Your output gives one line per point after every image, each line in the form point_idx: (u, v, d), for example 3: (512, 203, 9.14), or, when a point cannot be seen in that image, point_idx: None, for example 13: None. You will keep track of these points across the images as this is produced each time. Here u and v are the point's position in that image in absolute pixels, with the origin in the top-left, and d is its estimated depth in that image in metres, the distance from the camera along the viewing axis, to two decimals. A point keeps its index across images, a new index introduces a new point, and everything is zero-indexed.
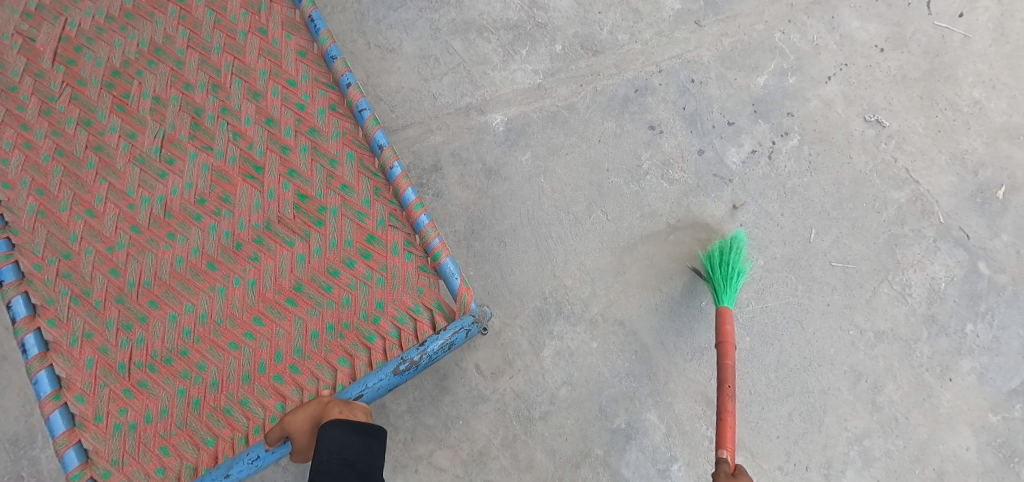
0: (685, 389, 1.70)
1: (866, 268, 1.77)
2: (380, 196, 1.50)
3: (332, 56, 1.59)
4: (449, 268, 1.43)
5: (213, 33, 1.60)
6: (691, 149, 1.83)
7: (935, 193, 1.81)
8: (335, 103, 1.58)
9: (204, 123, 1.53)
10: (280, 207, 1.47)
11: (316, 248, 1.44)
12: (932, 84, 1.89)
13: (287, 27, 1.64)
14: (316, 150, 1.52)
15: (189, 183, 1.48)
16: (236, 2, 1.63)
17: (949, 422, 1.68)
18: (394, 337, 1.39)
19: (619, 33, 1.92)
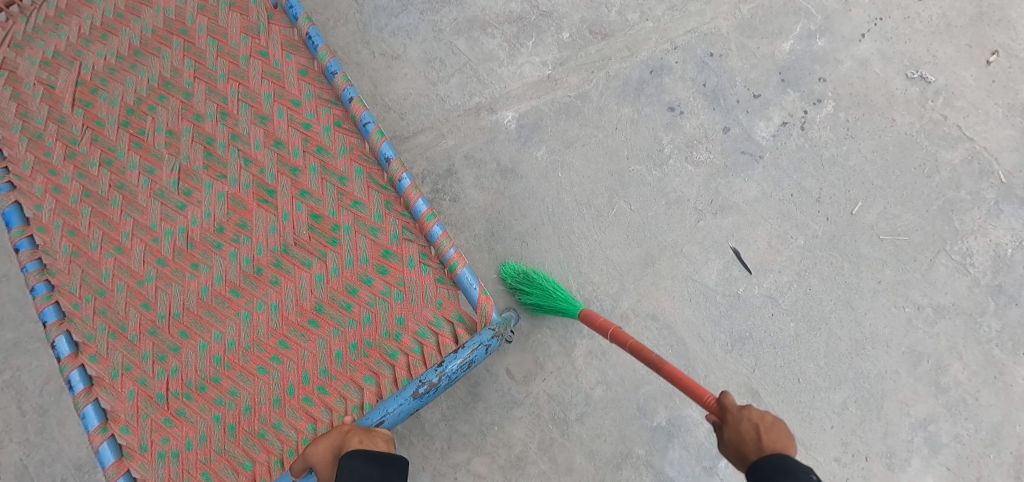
0: (727, 381, 1.61)
1: (919, 239, 1.63)
2: (393, 211, 1.49)
3: (332, 72, 1.58)
4: (466, 279, 1.40)
5: (217, 61, 1.61)
6: (716, 127, 1.73)
7: (993, 149, 1.65)
8: (341, 120, 1.58)
9: (216, 151, 1.54)
10: (295, 229, 1.47)
11: (334, 267, 1.44)
12: (981, 30, 1.71)
13: (287, 47, 1.64)
14: (325, 169, 1.51)
15: (208, 212, 1.50)
16: (236, 28, 1.64)
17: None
18: (417, 352, 1.38)
19: (629, 12, 1.83)
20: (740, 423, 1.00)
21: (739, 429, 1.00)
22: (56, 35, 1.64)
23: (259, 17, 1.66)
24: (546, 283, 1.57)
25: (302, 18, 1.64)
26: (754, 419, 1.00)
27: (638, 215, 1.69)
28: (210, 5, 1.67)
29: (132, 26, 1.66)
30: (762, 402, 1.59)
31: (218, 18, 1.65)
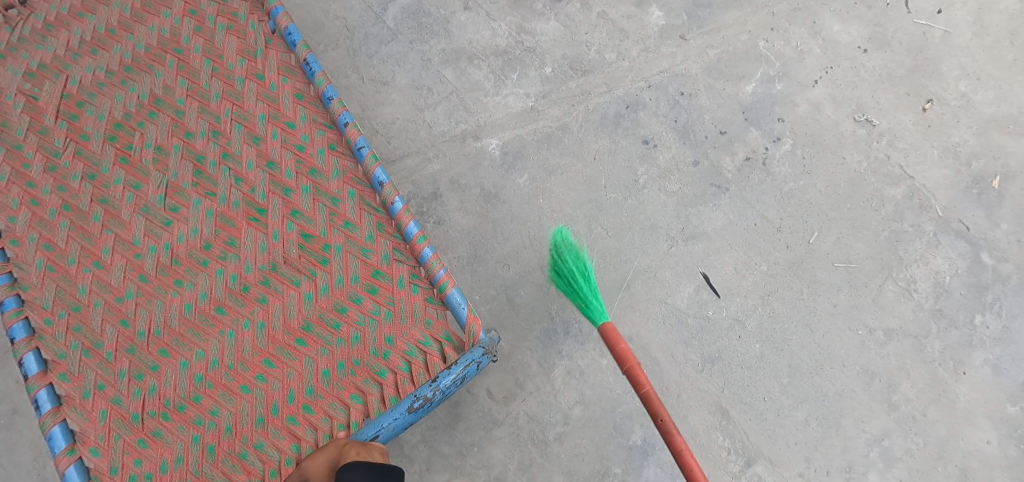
0: (699, 400, 1.69)
1: (869, 266, 1.77)
2: (384, 232, 1.51)
3: (328, 97, 1.61)
4: (456, 299, 1.43)
5: (212, 81, 1.63)
6: (686, 160, 1.85)
7: (931, 187, 1.83)
8: (334, 143, 1.60)
9: (206, 169, 1.54)
10: (285, 248, 1.47)
11: (323, 286, 1.44)
12: (918, 80, 1.91)
13: (282, 71, 1.66)
14: (317, 190, 1.53)
15: (194, 229, 1.49)
16: (233, 50, 1.67)
17: (968, 417, 1.67)
18: (405, 371, 1.38)
19: (607, 52, 1.95)
20: None
21: None
22: (45, 47, 1.65)
23: (256, 41, 1.69)
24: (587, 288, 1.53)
25: (300, 44, 1.67)
26: None
27: (615, 241, 1.78)
28: (206, 26, 1.69)
29: (124, 42, 1.66)
30: (732, 419, 1.67)
31: (215, 40, 1.68)
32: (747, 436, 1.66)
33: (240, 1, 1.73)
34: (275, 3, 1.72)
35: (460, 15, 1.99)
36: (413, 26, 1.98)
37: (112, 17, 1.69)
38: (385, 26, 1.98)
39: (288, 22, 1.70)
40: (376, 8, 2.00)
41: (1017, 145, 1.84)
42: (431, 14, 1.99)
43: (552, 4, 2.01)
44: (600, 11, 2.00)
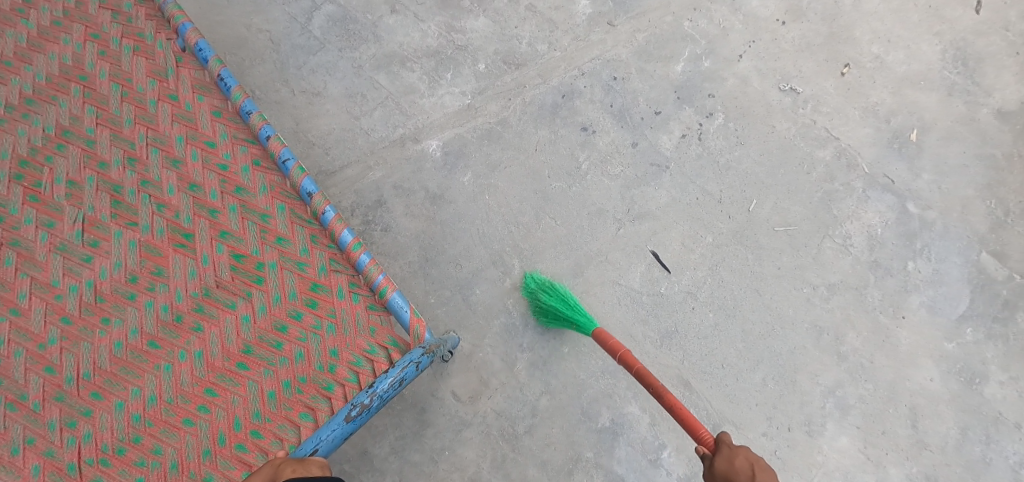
0: (661, 375, 1.73)
1: (807, 227, 1.85)
2: (319, 244, 1.48)
3: (247, 112, 1.56)
4: (398, 303, 1.42)
5: (122, 105, 1.56)
6: (625, 143, 1.89)
7: (856, 146, 1.92)
8: (258, 158, 1.55)
9: (125, 199, 1.47)
10: (217, 272, 1.42)
11: (260, 306, 1.40)
12: (835, 47, 2.00)
13: (197, 89, 1.61)
14: (245, 208, 1.48)
15: (118, 262, 1.41)
16: (142, 72, 1.60)
17: (911, 358, 1.78)
18: (353, 382, 1.37)
19: (538, 44, 1.96)
20: (735, 459, 1.20)
21: (733, 462, 1.20)
22: None
23: (166, 61, 1.63)
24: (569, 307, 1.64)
25: (212, 60, 1.61)
26: (748, 459, 1.19)
27: (564, 228, 1.80)
28: (111, 49, 1.62)
29: (23, 74, 1.57)
30: (694, 390, 1.72)
31: (122, 63, 1.61)
32: (710, 403, 1.72)
33: (145, 20, 1.67)
34: (182, 19, 1.66)
35: (388, 18, 1.97)
36: (341, 34, 1.95)
37: (7, 48, 1.60)
38: (312, 36, 1.95)
39: (198, 38, 1.63)
40: (302, 18, 1.96)
41: (930, 99, 1.95)
42: (358, 20, 1.97)
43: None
44: (528, 3, 2.00)
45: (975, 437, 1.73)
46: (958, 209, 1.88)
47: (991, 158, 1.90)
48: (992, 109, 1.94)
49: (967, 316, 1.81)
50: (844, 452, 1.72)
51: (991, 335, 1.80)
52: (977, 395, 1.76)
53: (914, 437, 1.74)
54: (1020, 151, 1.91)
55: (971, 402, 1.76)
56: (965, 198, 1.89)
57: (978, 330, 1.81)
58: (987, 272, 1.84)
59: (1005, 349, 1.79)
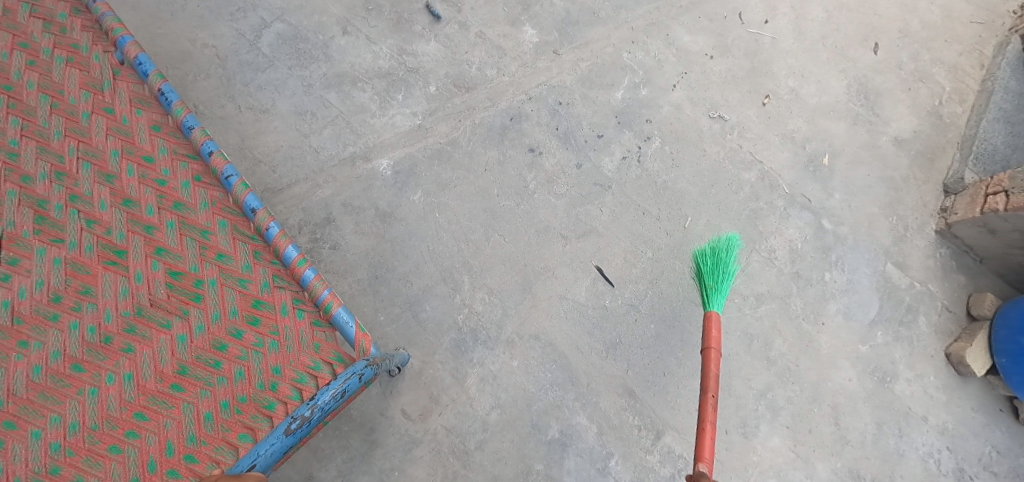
0: (607, 385, 1.80)
1: (736, 242, 1.99)
2: (262, 260, 1.36)
3: (190, 127, 1.43)
4: (343, 318, 1.32)
5: (52, 119, 1.37)
6: (570, 164, 1.97)
7: (777, 169, 2.09)
8: (200, 174, 1.42)
9: (47, 212, 1.29)
10: (151, 289, 1.28)
11: (198, 325, 1.27)
12: (757, 80, 2.18)
13: (135, 102, 1.46)
14: (184, 224, 1.35)
15: (40, 281, 1.24)
16: (75, 84, 1.43)
17: (832, 361, 1.94)
18: (297, 399, 1.24)
19: (487, 69, 2.02)
20: None
21: None
22: None
23: (102, 73, 1.47)
24: (718, 278, 1.71)
25: (154, 74, 1.47)
26: None
27: (514, 246, 1.86)
28: (42, 60, 1.43)
29: None
30: (638, 398, 1.80)
31: (52, 72, 1.43)
32: (653, 410, 1.80)
33: (81, 32, 1.52)
34: (122, 32, 1.51)
35: (340, 39, 1.98)
36: (289, 54, 1.95)
37: None
38: (260, 53, 1.94)
39: (139, 51, 1.49)
40: (250, 36, 1.95)
41: (839, 129, 2.16)
42: (306, 39, 1.97)
43: (431, 26, 2.04)
44: (477, 31, 2.05)
45: (889, 432, 1.92)
46: (866, 226, 2.08)
47: (891, 181, 2.13)
48: (890, 138, 2.18)
49: (878, 321, 2.00)
50: (777, 451, 1.85)
51: (898, 337, 2.00)
52: (889, 393, 1.95)
53: (838, 434, 1.89)
54: (914, 175, 2.15)
55: (885, 399, 1.94)
56: (871, 215, 2.10)
57: (888, 333, 1.99)
58: (891, 281, 2.04)
59: (910, 349, 1.99)
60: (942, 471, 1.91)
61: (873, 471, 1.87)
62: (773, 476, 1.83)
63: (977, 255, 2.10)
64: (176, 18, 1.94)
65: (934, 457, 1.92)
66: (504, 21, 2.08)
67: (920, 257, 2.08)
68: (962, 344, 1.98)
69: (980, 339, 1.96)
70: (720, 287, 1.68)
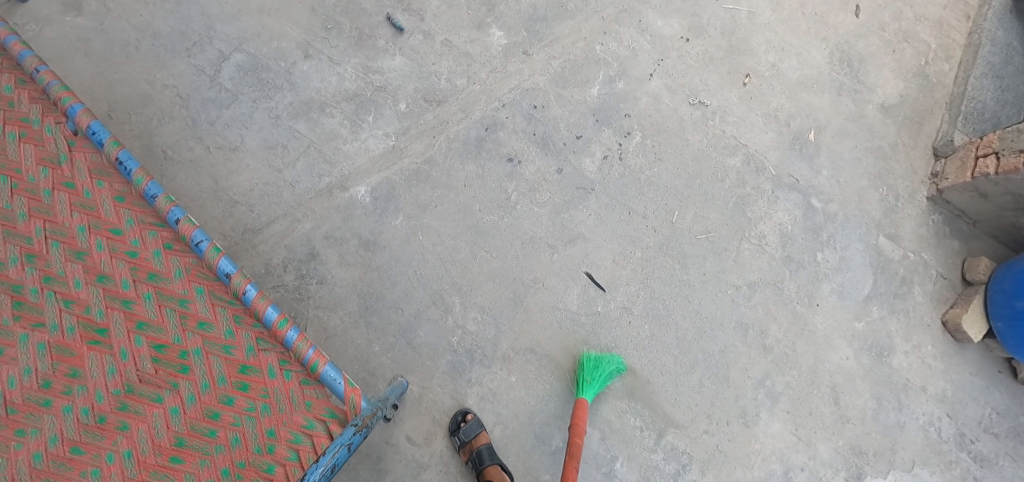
0: (608, 391, 1.83)
1: (725, 232, 1.97)
2: (244, 323, 1.37)
3: (152, 195, 1.39)
4: (332, 375, 1.35)
5: (16, 201, 1.34)
6: (550, 170, 1.94)
7: (761, 152, 2.05)
8: (170, 241, 1.40)
9: (25, 297, 1.28)
10: (138, 365, 1.28)
11: (189, 396, 1.28)
12: (736, 59, 2.12)
13: (95, 173, 1.42)
14: (161, 295, 1.34)
15: (27, 369, 1.23)
16: (31, 160, 1.38)
17: (828, 341, 1.96)
18: (294, 460, 1.27)
19: (457, 78, 1.97)
20: None
21: None
22: None
23: (57, 146, 1.41)
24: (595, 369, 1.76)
25: (109, 142, 1.41)
26: None
27: (502, 262, 1.85)
28: None
29: None
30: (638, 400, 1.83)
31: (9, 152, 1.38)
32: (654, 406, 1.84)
33: (28, 103, 1.45)
34: (72, 100, 1.44)
35: (302, 64, 1.92)
36: (254, 87, 1.89)
37: None
38: (223, 90, 1.88)
39: (91, 119, 1.42)
40: (211, 73, 1.89)
41: (821, 102, 2.11)
42: (268, 69, 1.91)
43: (394, 39, 1.98)
44: (443, 38, 2.00)
45: (887, 405, 1.95)
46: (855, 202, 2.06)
47: (876, 152, 2.09)
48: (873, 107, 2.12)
49: (870, 297, 2.00)
50: (778, 437, 1.87)
51: (893, 309, 2.00)
52: (887, 367, 1.97)
53: (837, 413, 1.92)
54: (902, 141, 2.11)
55: (884, 374, 1.96)
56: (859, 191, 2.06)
57: (883, 306, 2.00)
58: (883, 255, 2.03)
59: (907, 321, 2.00)
60: (943, 437, 1.95)
61: (875, 445, 1.91)
62: (775, 459, 1.86)
63: (968, 219, 2.08)
64: (130, 61, 1.86)
65: (934, 426, 1.95)
66: (470, 26, 2.02)
67: (911, 228, 2.06)
68: (958, 311, 1.98)
69: (975, 305, 1.96)
70: (596, 377, 1.75)
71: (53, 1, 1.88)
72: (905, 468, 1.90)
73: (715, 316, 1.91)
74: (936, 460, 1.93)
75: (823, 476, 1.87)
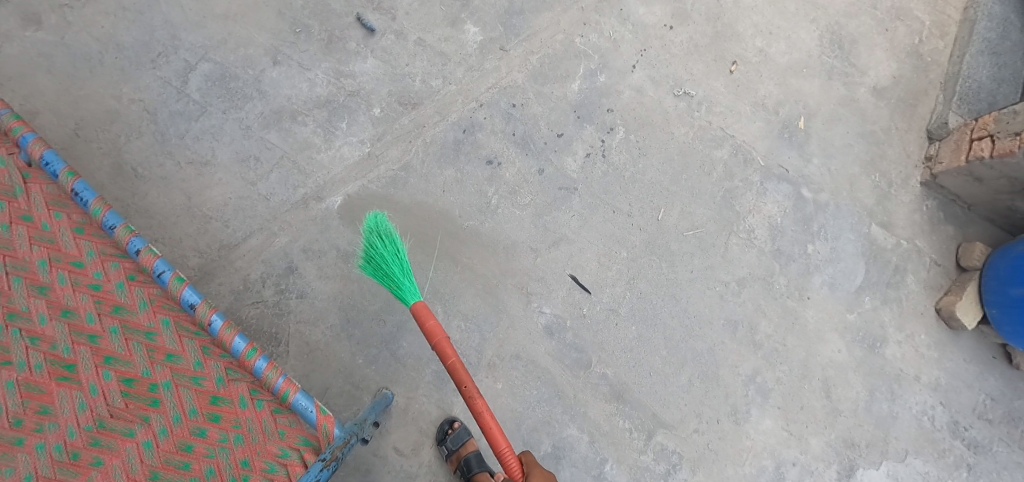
0: (594, 397, 2.66)
1: (650, 233, 2.81)
2: (220, 365, 2.06)
3: (152, 271, 2.03)
4: (298, 401, 2.03)
5: (62, 287, 1.97)
6: (532, 169, 2.83)
7: (749, 142, 2.93)
8: (173, 310, 2.08)
9: (68, 357, 1.90)
10: (108, 406, 1.88)
11: (176, 419, 1.92)
12: (667, 69, 2.96)
13: (102, 258, 2.06)
14: (152, 350, 1.99)
15: (72, 405, 1.85)
16: (63, 246, 2.04)
17: (802, 332, 2.80)
18: (269, 466, 1.96)
19: (433, 79, 2.88)
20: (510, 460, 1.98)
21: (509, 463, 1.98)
22: None
23: (72, 238, 2.05)
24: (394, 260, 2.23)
25: (118, 228, 2.05)
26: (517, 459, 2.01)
27: (439, 276, 2.68)
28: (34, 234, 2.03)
29: None
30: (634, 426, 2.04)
31: (53, 239, 2.03)
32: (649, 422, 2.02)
33: (57, 203, 2.10)
34: (85, 197, 2.07)
35: (268, 69, 2.83)
36: (224, 98, 2.80)
37: None
38: (235, 143, 2.76)
39: (100, 211, 2.06)
40: (177, 84, 2.80)
41: (812, 89, 2.99)
42: (283, 117, 2.80)
43: (366, 37, 2.90)
44: (417, 36, 2.92)
45: (880, 397, 2.78)
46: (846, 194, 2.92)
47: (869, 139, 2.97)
48: (863, 92, 3.01)
49: (861, 287, 2.85)
50: (768, 433, 2.70)
51: (885, 299, 2.85)
52: (880, 357, 2.80)
53: (830, 406, 2.75)
54: (896, 126, 2.99)
55: (876, 364, 2.80)
56: (848, 184, 2.93)
57: (874, 296, 2.85)
58: (876, 245, 2.88)
59: (899, 309, 2.84)
60: (936, 425, 2.77)
61: (866, 438, 2.74)
62: (764, 452, 2.69)
63: (963, 204, 2.94)
64: (161, 126, 2.75)
65: (928, 416, 2.78)
66: (447, 27, 2.93)
67: (903, 219, 2.91)
68: (952, 298, 2.80)
69: (969, 294, 2.76)
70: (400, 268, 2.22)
71: (151, 86, 2.77)
72: (898, 458, 2.73)
73: (707, 297, 2.78)
74: (930, 448, 2.75)
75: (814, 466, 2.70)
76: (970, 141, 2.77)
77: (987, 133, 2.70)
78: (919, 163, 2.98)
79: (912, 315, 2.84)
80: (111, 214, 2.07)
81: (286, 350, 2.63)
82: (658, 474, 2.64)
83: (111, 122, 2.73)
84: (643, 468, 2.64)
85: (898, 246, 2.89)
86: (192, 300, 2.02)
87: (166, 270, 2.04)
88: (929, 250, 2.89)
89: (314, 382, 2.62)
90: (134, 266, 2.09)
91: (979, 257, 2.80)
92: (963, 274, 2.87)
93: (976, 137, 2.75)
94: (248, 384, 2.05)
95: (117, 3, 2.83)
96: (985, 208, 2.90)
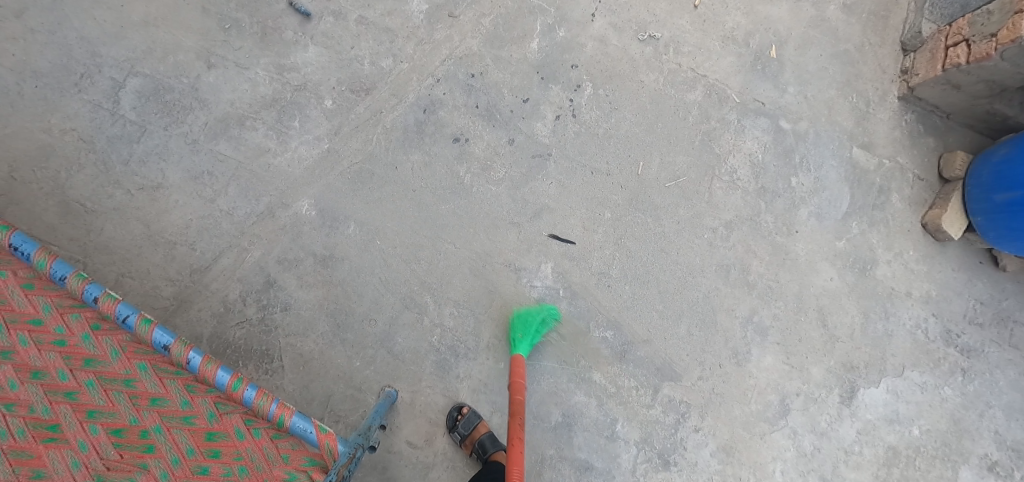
0: (596, 358, 3.06)
1: (632, 186, 3.17)
2: (208, 400, 2.31)
3: (123, 317, 2.34)
4: (298, 425, 2.37)
5: (27, 349, 2.14)
6: (502, 141, 3.15)
7: (721, 79, 3.27)
8: (147, 355, 2.32)
9: (50, 418, 2.06)
10: (106, 460, 2.06)
11: (189, 465, 2.15)
12: (630, 17, 3.27)
13: (76, 315, 2.28)
14: (148, 398, 2.22)
15: (72, 464, 2.02)
16: (33, 308, 2.23)
17: (790, 264, 3.20)
18: None
19: (383, 62, 3.14)
20: None
21: None
22: None
23: (42, 297, 2.27)
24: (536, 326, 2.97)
25: (78, 279, 2.35)
26: None
27: (446, 252, 3.05)
28: (6, 298, 2.21)
29: None
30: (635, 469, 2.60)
31: (5, 300, 2.20)
32: None
33: (20, 271, 2.31)
34: (48, 262, 2.35)
35: (202, 77, 3.05)
36: (163, 114, 3.01)
37: None
38: (185, 160, 2.99)
39: (62, 271, 2.35)
40: (109, 106, 2.99)
41: (780, 14, 3.31)
42: (231, 124, 3.04)
43: (303, 25, 3.13)
44: (356, 18, 3.15)
45: (875, 318, 3.20)
46: (825, 119, 3.28)
47: (843, 59, 3.31)
48: (832, 10, 3.33)
49: (847, 213, 3.24)
50: (770, 369, 3.13)
51: (871, 222, 3.24)
52: (871, 279, 3.21)
53: (827, 335, 3.17)
54: (873, 44, 3.33)
55: (870, 283, 3.21)
56: (826, 108, 3.28)
57: (861, 220, 3.24)
58: (860, 168, 3.26)
59: (887, 230, 3.23)
60: (922, 337, 3.20)
61: (864, 359, 3.17)
62: (768, 387, 3.12)
63: (941, 113, 3.29)
64: (102, 154, 2.95)
65: (921, 327, 3.20)
66: (389, 1, 3.17)
67: (883, 139, 3.28)
68: (937, 210, 3.18)
69: (956, 201, 3.13)
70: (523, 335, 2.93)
71: (100, 119, 2.97)
72: (897, 373, 3.17)
73: (696, 245, 3.16)
74: (925, 359, 3.18)
75: (817, 392, 3.13)
76: (945, 49, 3.09)
77: (963, 39, 3.00)
78: (895, 77, 3.32)
79: (899, 234, 3.24)
80: (59, 266, 2.36)
81: (282, 364, 2.93)
82: (668, 424, 3.07)
83: (47, 157, 2.92)
84: (654, 421, 3.06)
85: (880, 166, 3.26)
86: (168, 339, 2.37)
87: (131, 313, 2.36)
88: (911, 166, 3.27)
89: (316, 391, 2.93)
90: (98, 317, 2.32)
91: (960, 167, 3.16)
92: (945, 185, 3.25)
93: (951, 44, 3.07)
94: (245, 415, 2.35)
95: (26, 28, 2.97)
96: (963, 115, 3.25)
